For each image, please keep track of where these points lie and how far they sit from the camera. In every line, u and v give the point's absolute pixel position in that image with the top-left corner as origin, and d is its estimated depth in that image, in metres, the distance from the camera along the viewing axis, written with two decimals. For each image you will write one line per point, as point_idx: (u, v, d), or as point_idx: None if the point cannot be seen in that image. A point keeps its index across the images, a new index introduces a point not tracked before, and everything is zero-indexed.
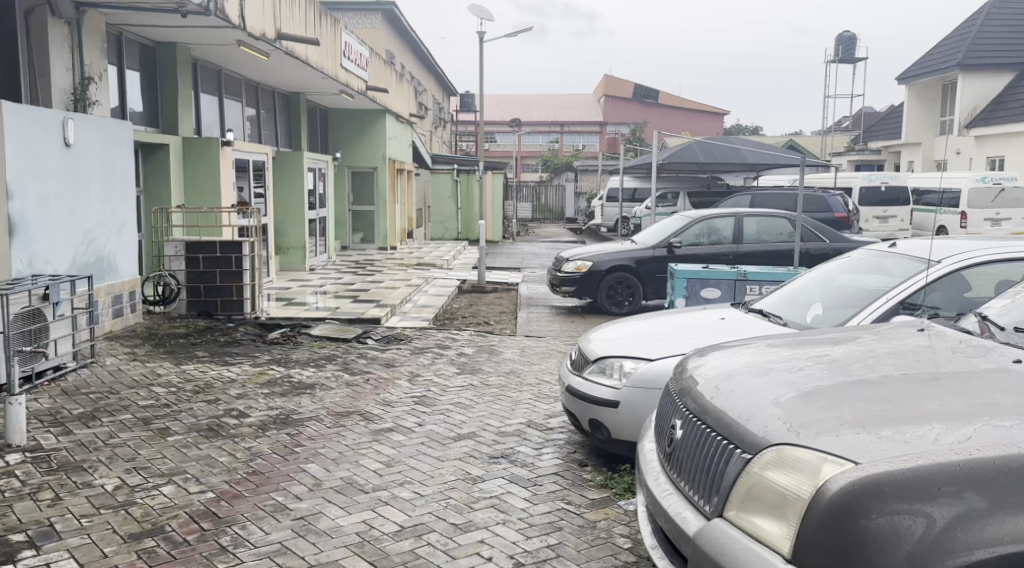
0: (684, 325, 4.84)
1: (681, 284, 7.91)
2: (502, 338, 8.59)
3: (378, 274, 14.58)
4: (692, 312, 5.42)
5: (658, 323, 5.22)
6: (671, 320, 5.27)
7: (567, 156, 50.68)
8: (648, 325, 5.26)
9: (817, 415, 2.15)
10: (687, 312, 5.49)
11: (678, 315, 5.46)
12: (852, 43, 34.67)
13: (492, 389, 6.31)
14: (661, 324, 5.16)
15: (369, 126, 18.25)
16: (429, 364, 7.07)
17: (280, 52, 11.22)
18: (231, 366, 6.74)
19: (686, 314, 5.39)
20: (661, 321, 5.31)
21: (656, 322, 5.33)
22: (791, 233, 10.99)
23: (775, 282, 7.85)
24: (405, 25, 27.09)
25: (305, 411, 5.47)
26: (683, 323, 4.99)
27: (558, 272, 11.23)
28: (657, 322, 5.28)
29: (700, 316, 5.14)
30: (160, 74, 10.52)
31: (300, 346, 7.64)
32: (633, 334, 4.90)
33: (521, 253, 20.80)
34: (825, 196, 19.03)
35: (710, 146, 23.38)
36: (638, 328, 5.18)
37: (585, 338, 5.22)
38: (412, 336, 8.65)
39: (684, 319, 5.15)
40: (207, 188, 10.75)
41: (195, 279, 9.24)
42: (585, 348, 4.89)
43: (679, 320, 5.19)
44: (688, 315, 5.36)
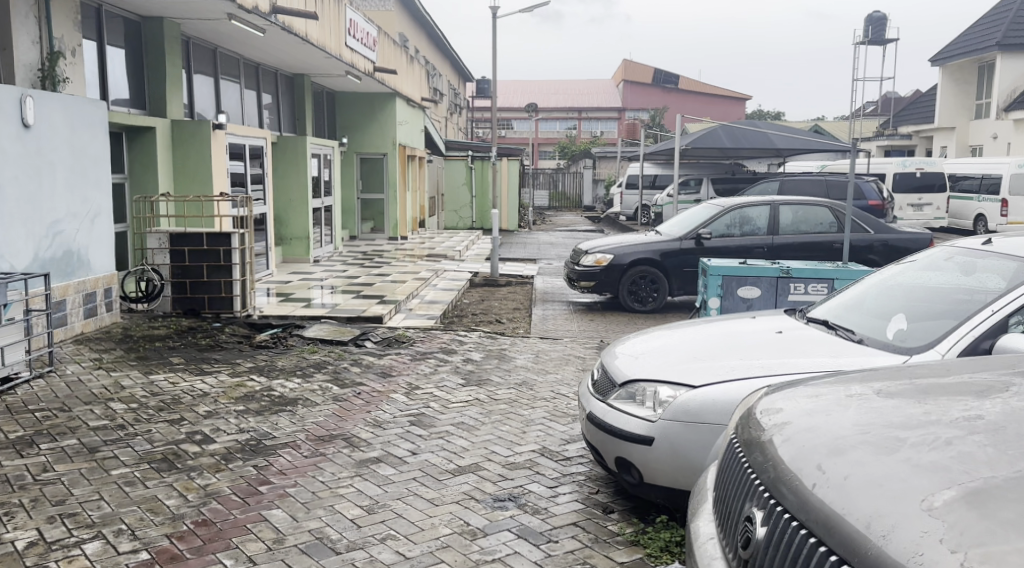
0: (731, 340, 3.99)
1: (716, 281, 7.03)
2: (515, 341, 7.76)
3: (386, 266, 13.78)
4: (738, 322, 4.56)
5: (697, 335, 4.36)
6: (711, 331, 4.41)
7: (585, 143, 49.65)
8: (683, 337, 4.41)
9: (1012, 544, 1.31)
10: (730, 321, 4.63)
11: (720, 324, 4.60)
12: (882, 24, 33.41)
13: (500, 405, 5.49)
14: (701, 336, 4.31)
15: (378, 111, 17.43)
16: (431, 374, 6.26)
17: (277, 28, 10.42)
18: (207, 375, 5.96)
19: (730, 323, 4.53)
20: (699, 332, 4.45)
21: (693, 333, 4.47)
22: (831, 223, 10.09)
23: (822, 280, 6.96)
24: (419, 6, 26.16)
25: (281, 435, 4.68)
26: (730, 336, 4.13)
27: (577, 266, 10.40)
28: (695, 334, 4.43)
29: (746, 327, 4.28)
30: (147, 53, 9.75)
31: (288, 351, 6.85)
32: (668, 351, 4.06)
33: (537, 243, 19.98)
34: (859, 183, 18.04)
35: (735, 130, 22.38)
36: (673, 342, 4.33)
37: (609, 355, 4.38)
38: (415, 337, 7.84)
39: (729, 331, 4.29)
40: (198, 175, 9.98)
41: (181, 274, 8.48)
42: (610, 367, 4.05)
43: (722, 331, 4.34)
44: (731, 324, 4.50)
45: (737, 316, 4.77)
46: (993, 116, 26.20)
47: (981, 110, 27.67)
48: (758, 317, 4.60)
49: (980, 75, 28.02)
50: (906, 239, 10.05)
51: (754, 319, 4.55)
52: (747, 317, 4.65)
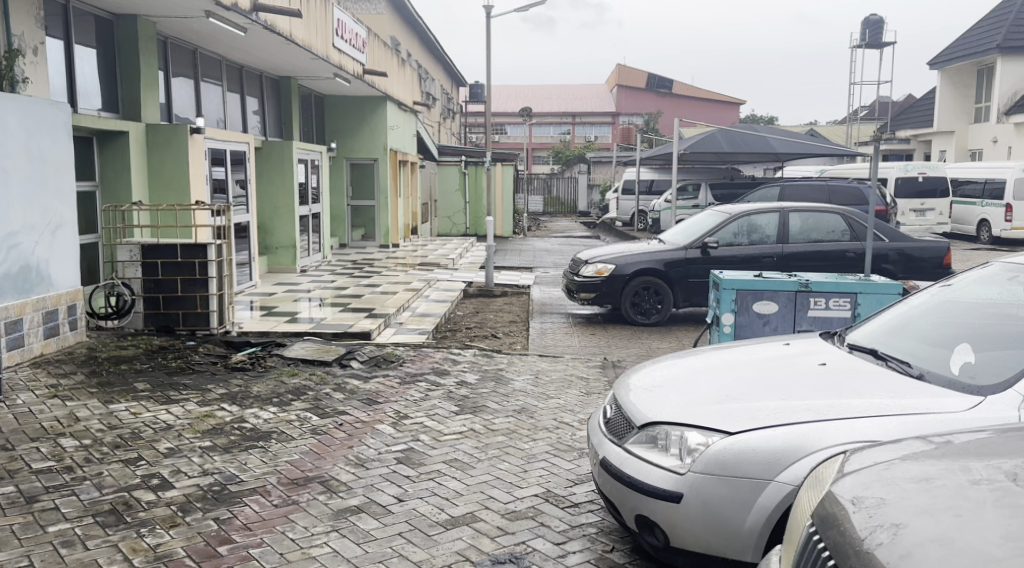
0: (765, 371, 3.46)
1: (729, 296, 6.50)
2: (512, 361, 7.21)
3: (376, 275, 13.24)
4: (766, 348, 4.03)
5: (723, 364, 3.83)
6: (737, 359, 3.87)
7: (579, 148, 49.15)
8: (706, 366, 3.87)
9: None
10: (757, 346, 4.09)
11: (747, 349, 4.06)
12: (879, 27, 33.06)
13: (497, 437, 4.93)
14: (728, 365, 3.77)
15: (369, 114, 16.88)
16: (421, 400, 5.69)
17: (258, 27, 9.84)
18: (173, 405, 5.40)
19: (758, 350, 3.99)
20: (724, 360, 3.91)
21: (717, 361, 3.93)
22: (844, 230, 9.58)
23: (844, 294, 6.43)
24: (411, 9, 25.70)
25: (249, 478, 4.13)
26: (763, 365, 3.61)
27: (577, 277, 9.86)
28: (720, 362, 3.89)
29: (776, 356, 3.76)
30: (120, 53, 9.20)
31: (265, 375, 6.28)
32: (692, 385, 3.52)
33: (533, 250, 19.47)
34: (861, 188, 17.57)
35: (733, 134, 21.93)
36: (696, 372, 3.79)
37: (623, 388, 3.85)
38: (405, 356, 7.29)
39: (759, 359, 3.75)
40: (174, 182, 9.44)
41: (153, 289, 7.93)
42: (627, 404, 3.52)
43: (750, 359, 3.80)
44: (759, 351, 3.96)
45: (764, 339, 4.22)
46: (993, 119, 25.82)
47: (981, 113, 27.29)
48: (790, 342, 4.06)
49: (980, 78, 27.66)
50: (923, 248, 9.54)
51: (785, 344, 4.01)
52: (777, 341, 4.10)
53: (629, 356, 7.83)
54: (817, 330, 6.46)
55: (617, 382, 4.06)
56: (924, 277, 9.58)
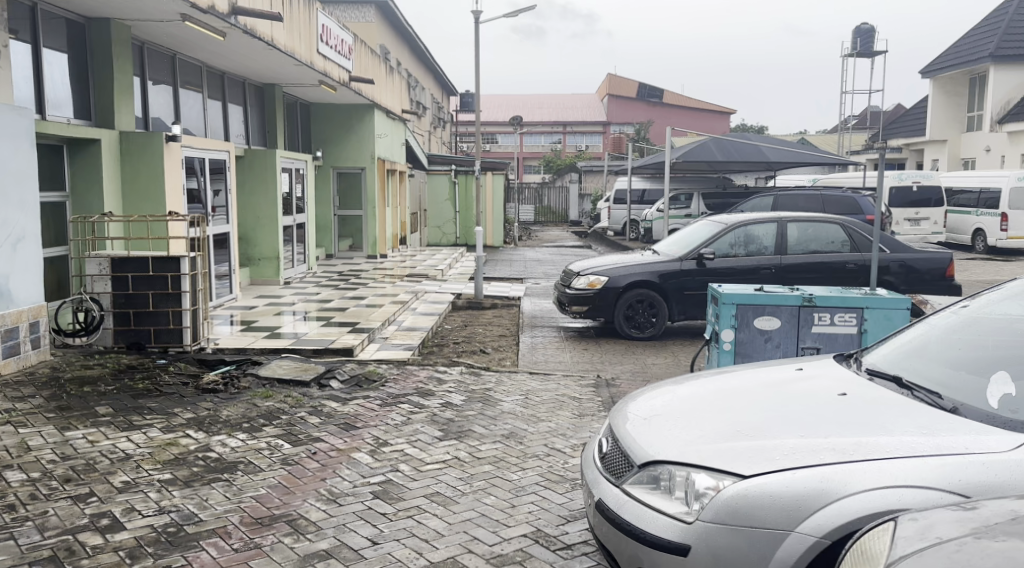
0: (778, 401, 3.12)
1: (729, 311, 6.16)
2: (501, 379, 6.84)
3: (362, 287, 12.86)
4: (777, 372, 3.68)
5: (730, 391, 3.49)
6: (746, 386, 3.52)
7: (570, 157, 48.91)
8: (712, 393, 3.53)
9: None
10: (765, 371, 3.75)
11: (756, 375, 3.71)
12: (870, 36, 32.99)
13: (483, 466, 4.57)
14: (737, 393, 3.42)
15: (355, 122, 16.54)
16: (402, 424, 5.32)
17: (238, 31, 9.49)
18: (134, 432, 5.01)
19: (768, 376, 3.64)
20: (732, 387, 3.57)
21: (724, 388, 3.59)
22: (844, 241, 9.27)
23: (850, 309, 6.10)
24: (401, 18, 25.50)
25: (208, 518, 3.75)
26: (776, 393, 3.26)
27: (568, 289, 9.52)
28: (727, 389, 3.54)
29: (788, 383, 3.42)
30: (93, 57, 8.83)
31: (238, 397, 5.90)
32: (698, 416, 3.17)
33: (524, 260, 19.12)
34: (856, 198, 17.33)
35: (726, 143, 21.70)
36: (700, 400, 3.45)
37: (620, 420, 3.49)
38: (388, 375, 6.91)
39: (772, 386, 3.41)
40: (149, 192, 9.06)
41: (124, 304, 7.55)
42: (626, 438, 3.17)
43: (760, 386, 3.46)
44: (770, 376, 3.62)
45: (774, 364, 3.88)
46: (986, 128, 25.67)
47: (974, 122, 27.17)
48: (803, 367, 3.71)
49: (972, 87, 27.53)
50: (925, 259, 9.26)
51: (798, 369, 3.67)
52: (787, 366, 3.77)
53: (623, 373, 7.48)
54: (822, 346, 6.12)
55: (614, 411, 3.71)
56: (927, 290, 9.29)
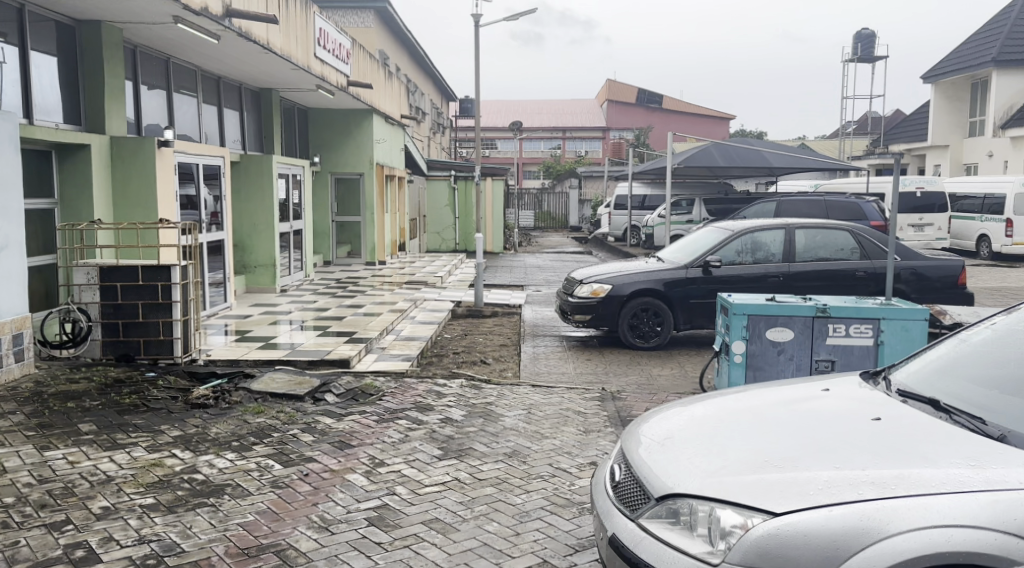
0: (804, 424, 2.89)
1: (740, 322, 5.93)
2: (503, 393, 6.59)
3: (360, 295, 12.62)
4: (800, 393, 3.45)
5: (752, 414, 3.25)
6: (769, 408, 3.29)
7: (569, 162, 48.68)
8: (732, 416, 3.29)
9: None
10: (787, 392, 3.51)
11: (777, 396, 3.48)
12: (871, 41, 32.81)
13: (485, 489, 4.33)
14: (760, 416, 3.19)
15: (353, 128, 16.33)
16: (400, 442, 5.08)
17: (233, 34, 9.27)
18: (118, 452, 4.77)
19: (791, 397, 3.40)
20: (752, 409, 3.34)
21: (744, 410, 3.35)
22: (853, 248, 9.04)
23: (865, 320, 5.86)
24: (400, 24, 25.33)
25: (191, 548, 3.51)
26: (803, 417, 3.03)
27: (571, 298, 9.28)
28: (748, 411, 3.31)
29: (814, 405, 3.19)
30: (83, 60, 8.60)
31: (228, 414, 5.65)
32: (718, 441, 2.93)
33: (524, 267, 18.88)
34: (860, 204, 17.11)
35: (728, 148, 21.49)
36: (718, 424, 3.22)
37: (633, 447, 3.26)
38: (385, 388, 6.66)
39: (797, 409, 3.18)
40: (140, 199, 8.82)
41: (112, 314, 7.31)
42: (642, 466, 2.93)
43: (784, 409, 3.23)
44: (792, 398, 3.38)
45: (796, 384, 3.65)
46: (989, 133, 25.46)
47: (976, 127, 26.98)
48: (827, 387, 3.48)
49: (974, 92, 27.32)
50: (936, 267, 9.03)
51: (822, 390, 3.44)
52: (812, 386, 3.53)
53: (628, 385, 7.23)
54: (837, 359, 5.87)
55: (627, 435, 3.46)
56: (938, 298, 9.05)
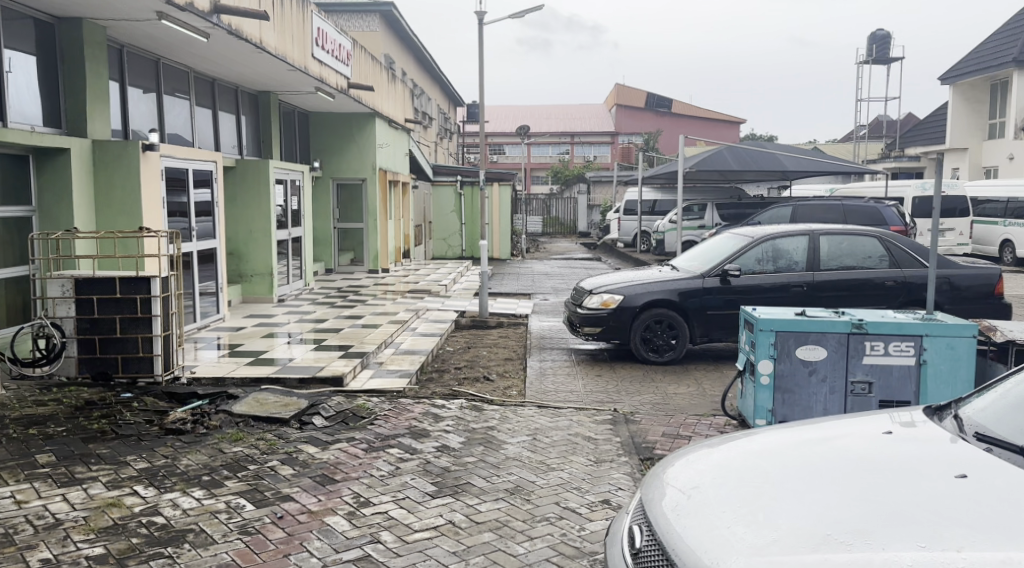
0: (872, 480, 2.52)
1: (766, 340, 5.39)
2: (506, 415, 6.06)
3: (361, 305, 12.13)
4: (843, 431, 3.05)
5: (794, 456, 2.83)
6: (813, 450, 2.87)
7: (578, 167, 48.13)
8: (771, 458, 2.86)
9: None
10: (828, 428, 3.11)
11: (816, 432, 3.07)
12: (886, 43, 32.21)
13: (482, 535, 3.79)
14: (805, 460, 2.78)
15: (355, 133, 15.87)
16: (391, 475, 4.56)
17: (222, 32, 8.77)
18: (73, 489, 4.25)
19: (834, 436, 3.00)
20: (793, 450, 2.92)
21: (781, 450, 2.93)
22: (880, 255, 8.49)
23: (906, 338, 5.29)
24: (406, 28, 24.92)
25: None
26: (862, 468, 2.64)
27: (580, 309, 8.75)
28: (789, 453, 2.89)
29: (868, 450, 2.79)
30: (64, 60, 8.13)
31: (203, 442, 5.13)
32: (767, 493, 2.54)
33: (531, 274, 18.37)
34: (879, 208, 16.48)
35: (742, 151, 20.93)
36: (762, 464, 2.82)
37: (660, 491, 2.84)
38: (379, 409, 6.14)
39: (849, 454, 2.78)
40: (124, 207, 8.35)
41: (88, 329, 6.81)
42: (676, 524, 2.52)
43: (831, 452, 2.82)
44: (835, 437, 2.99)
45: (836, 420, 3.24)
46: (1009, 135, 24.80)
47: (995, 129, 26.32)
48: (877, 424, 3.08)
49: (993, 93, 26.67)
50: (970, 276, 8.45)
51: (872, 428, 3.05)
52: (855, 423, 3.13)
53: (642, 405, 6.67)
54: (874, 381, 5.33)
55: (653, 472, 3.05)
56: (972, 309, 8.48)
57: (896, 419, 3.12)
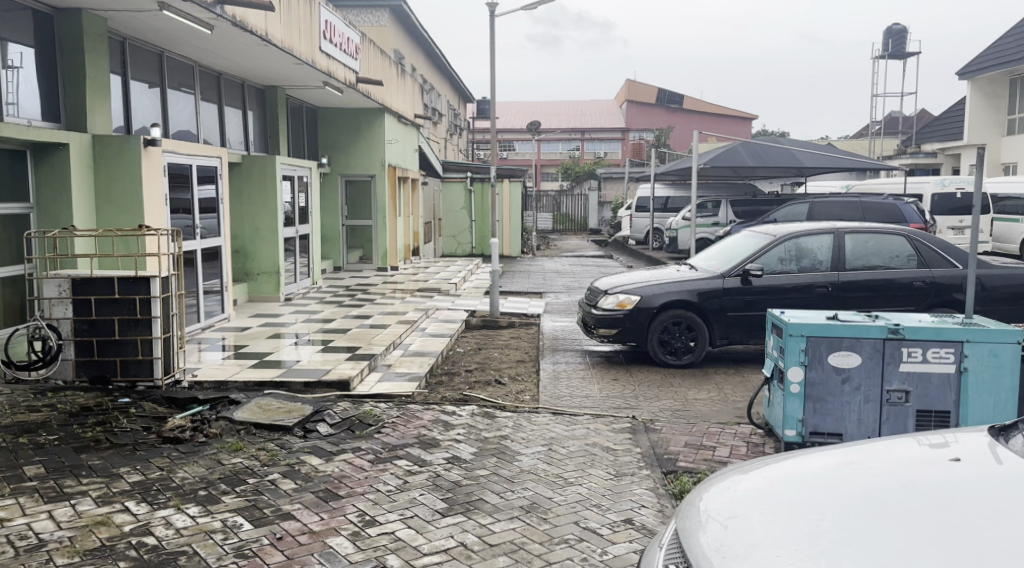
0: (938, 514, 2.50)
1: (796, 346, 5.10)
2: (519, 423, 5.77)
3: (369, 304, 11.86)
4: (874, 455, 3.07)
5: (831, 484, 2.82)
6: (849, 476, 2.87)
7: (588, 164, 47.76)
8: (808, 484, 2.84)
9: None
10: (872, 453, 3.10)
11: (844, 457, 3.08)
12: (902, 37, 31.70)
13: (496, 561, 3.50)
14: (843, 489, 2.77)
15: (364, 128, 15.59)
16: (398, 490, 4.27)
17: (225, 23, 8.50)
18: (62, 504, 4.00)
19: (864, 460, 3.01)
20: (828, 475, 2.90)
21: (816, 476, 2.91)
22: (908, 255, 8.16)
23: (946, 344, 4.98)
24: (416, 23, 24.60)
25: None
26: (906, 500, 2.63)
27: (595, 310, 8.45)
28: (824, 479, 2.87)
29: (917, 478, 2.78)
30: (64, 53, 7.89)
31: (201, 453, 4.87)
32: (832, 529, 2.49)
33: (542, 272, 18.06)
34: (898, 205, 16.06)
35: (757, 147, 20.55)
36: (814, 491, 2.78)
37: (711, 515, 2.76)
38: (387, 416, 5.86)
39: (888, 481, 2.78)
40: (125, 205, 8.11)
41: (85, 331, 6.57)
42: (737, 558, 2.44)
43: (868, 479, 2.83)
44: (866, 462, 3.00)
45: (878, 444, 3.22)
46: None
47: (1015, 125, 25.81)
48: (923, 449, 3.08)
49: (1013, 88, 26.14)
50: (1000, 276, 8.12)
51: (919, 452, 3.04)
52: (899, 447, 3.13)
53: (662, 412, 6.37)
54: (911, 389, 5.02)
55: (695, 495, 2.97)
56: (1004, 311, 8.13)
57: (927, 443, 3.14)
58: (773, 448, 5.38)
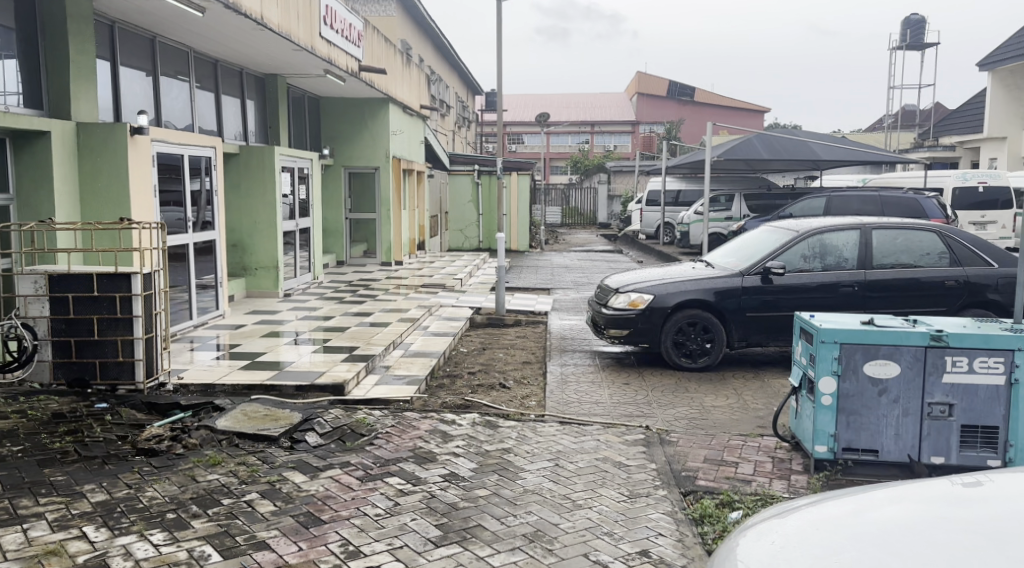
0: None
1: (829, 353, 4.66)
2: (524, 434, 5.33)
3: (371, 300, 11.45)
4: (905, 495, 2.62)
5: (882, 533, 2.33)
6: (894, 520, 2.40)
7: (598, 157, 47.20)
8: (852, 535, 2.36)
9: None
10: (905, 493, 2.64)
11: (873, 499, 2.62)
12: (921, 28, 31.00)
13: None
14: (895, 537, 2.29)
15: (369, 119, 15.16)
16: (388, 514, 3.85)
17: (218, 6, 8.05)
18: (12, 530, 3.59)
19: (899, 501, 2.56)
20: (870, 523, 2.42)
21: (857, 524, 2.42)
22: (939, 252, 7.68)
23: (995, 352, 4.52)
24: (423, 13, 24.09)
25: None
26: (975, 548, 2.17)
27: (605, 309, 8.00)
28: (870, 529, 2.38)
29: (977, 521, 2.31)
30: (44, 34, 7.45)
31: (175, 468, 4.45)
32: None
33: (550, 267, 17.61)
34: (919, 200, 15.45)
35: (772, 139, 19.98)
36: (861, 545, 2.29)
37: None
38: (382, 425, 5.44)
39: (946, 526, 2.31)
40: (111, 196, 7.67)
41: (63, 331, 6.16)
42: None
43: (918, 523, 2.36)
44: (903, 503, 2.54)
45: (907, 484, 2.77)
46: None
47: None
48: (964, 485, 2.63)
49: None
50: None
51: (961, 489, 2.60)
52: (932, 484, 2.69)
53: (677, 421, 5.93)
54: (955, 402, 4.56)
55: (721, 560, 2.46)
56: None
57: (961, 480, 2.70)
58: (801, 465, 4.93)
